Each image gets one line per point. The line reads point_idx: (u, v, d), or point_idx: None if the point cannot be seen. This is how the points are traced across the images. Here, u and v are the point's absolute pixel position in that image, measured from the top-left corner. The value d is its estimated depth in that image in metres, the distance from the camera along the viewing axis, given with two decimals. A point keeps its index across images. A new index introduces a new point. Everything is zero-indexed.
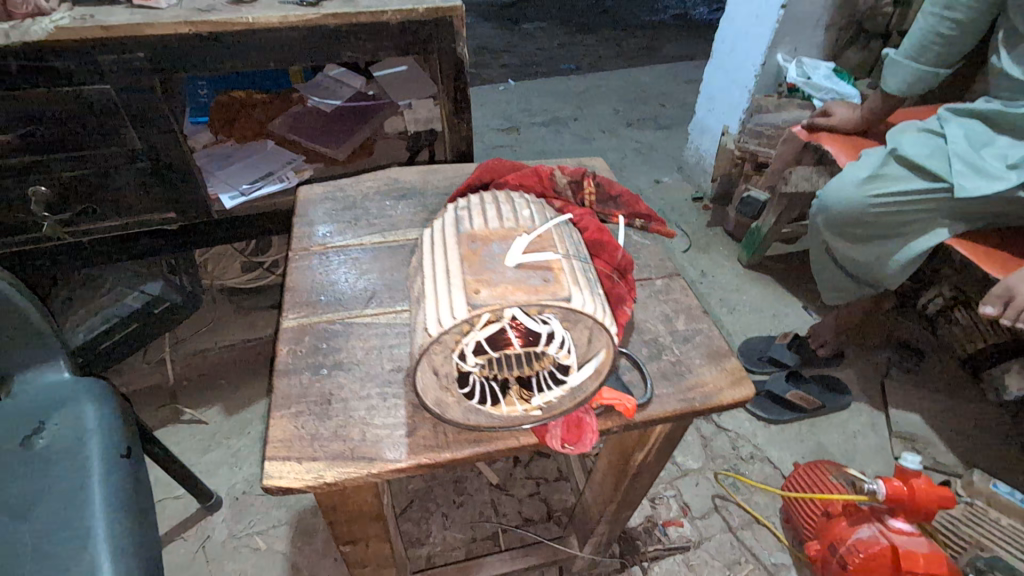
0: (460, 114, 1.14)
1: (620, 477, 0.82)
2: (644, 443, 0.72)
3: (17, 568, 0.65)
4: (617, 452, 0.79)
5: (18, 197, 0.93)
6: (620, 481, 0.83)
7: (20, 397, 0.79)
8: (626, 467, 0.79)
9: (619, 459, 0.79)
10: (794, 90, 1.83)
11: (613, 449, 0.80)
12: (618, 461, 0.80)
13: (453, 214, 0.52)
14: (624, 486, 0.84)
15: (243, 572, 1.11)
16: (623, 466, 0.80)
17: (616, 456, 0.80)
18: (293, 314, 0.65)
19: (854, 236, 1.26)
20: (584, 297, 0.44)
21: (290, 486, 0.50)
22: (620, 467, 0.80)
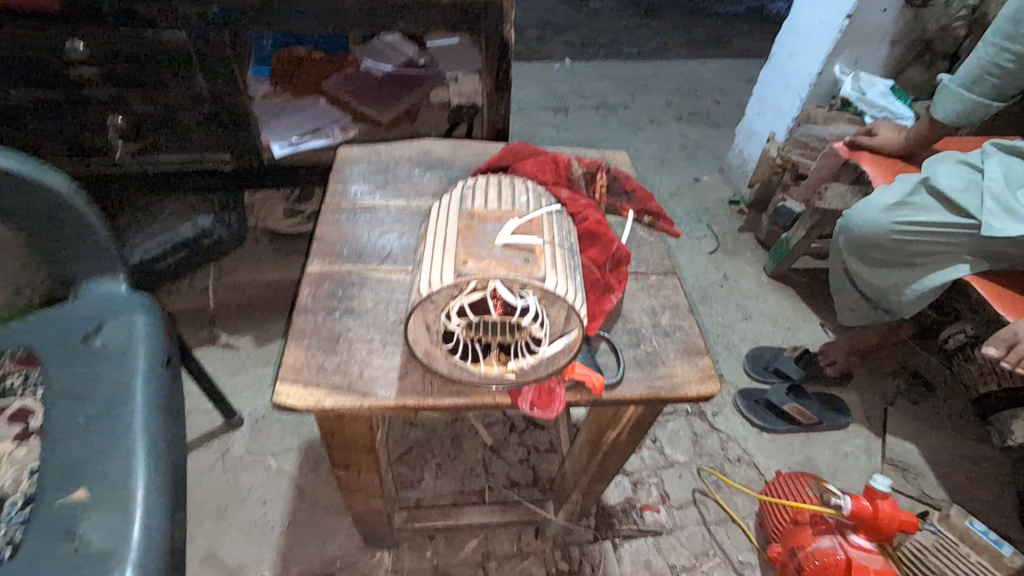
0: (500, 93, 1.19)
1: (592, 453, 0.88)
2: (616, 422, 0.78)
3: (67, 441, 0.77)
4: (586, 434, 0.85)
5: (100, 124, 1.06)
6: (591, 459, 0.90)
7: (82, 301, 0.92)
8: (597, 446, 0.85)
9: (590, 438, 0.85)
10: (847, 104, 1.80)
11: (582, 431, 0.86)
12: (589, 441, 0.86)
13: (459, 190, 0.58)
14: (595, 464, 0.90)
15: (254, 485, 1.25)
16: (592, 445, 0.86)
17: (586, 437, 0.86)
18: (319, 261, 0.73)
19: (874, 261, 1.26)
20: (557, 280, 0.49)
21: (294, 405, 0.58)
22: (591, 446, 0.87)
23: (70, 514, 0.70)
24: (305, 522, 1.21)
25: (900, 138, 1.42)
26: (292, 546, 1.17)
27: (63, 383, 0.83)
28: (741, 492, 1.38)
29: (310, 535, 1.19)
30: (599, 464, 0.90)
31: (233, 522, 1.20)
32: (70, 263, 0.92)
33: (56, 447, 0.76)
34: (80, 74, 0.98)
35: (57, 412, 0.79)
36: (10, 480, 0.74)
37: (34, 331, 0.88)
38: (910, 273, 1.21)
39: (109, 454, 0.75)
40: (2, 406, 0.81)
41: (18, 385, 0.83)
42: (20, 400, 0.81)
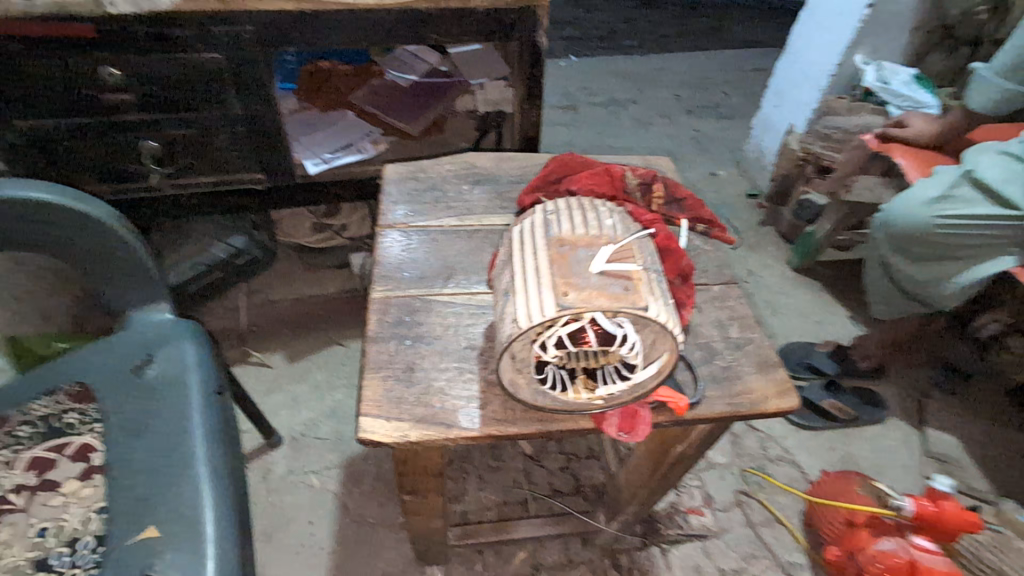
0: (532, 101, 1.18)
1: (653, 466, 0.87)
2: (685, 437, 0.77)
3: (131, 475, 0.76)
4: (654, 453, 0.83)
5: (135, 149, 1.05)
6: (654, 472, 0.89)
7: (131, 331, 0.92)
8: (662, 460, 0.84)
9: (654, 455, 0.84)
10: (868, 94, 1.78)
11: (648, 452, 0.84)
12: (655, 458, 0.84)
13: (540, 216, 0.57)
14: (657, 475, 0.89)
15: (299, 505, 1.24)
16: (659, 461, 0.85)
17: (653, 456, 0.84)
18: (381, 287, 0.72)
19: (915, 254, 1.24)
20: (658, 308, 0.49)
21: (380, 440, 0.57)
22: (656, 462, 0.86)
23: (144, 554, 0.69)
24: (353, 541, 1.20)
25: (933, 129, 1.40)
26: (343, 565, 1.17)
27: (122, 417, 0.81)
28: (785, 491, 1.38)
29: (359, 553, 1.19)
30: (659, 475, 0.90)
31: (281, 543, 1.19)
32: (115, 292, 0.91)
33: (119, 483, 0.75)
34: (116, 99, 0.97)
35: (119, 449, 0.78)
36: (79, 520, 0.72)
37: (86, 364, 0.87)
38: (954, 266, 1.20)
39: (176, 487, 0.75)
40: (63, 443, 0.79)
41: (77, 421, 0.81)
42: (81, 437, 0.79)
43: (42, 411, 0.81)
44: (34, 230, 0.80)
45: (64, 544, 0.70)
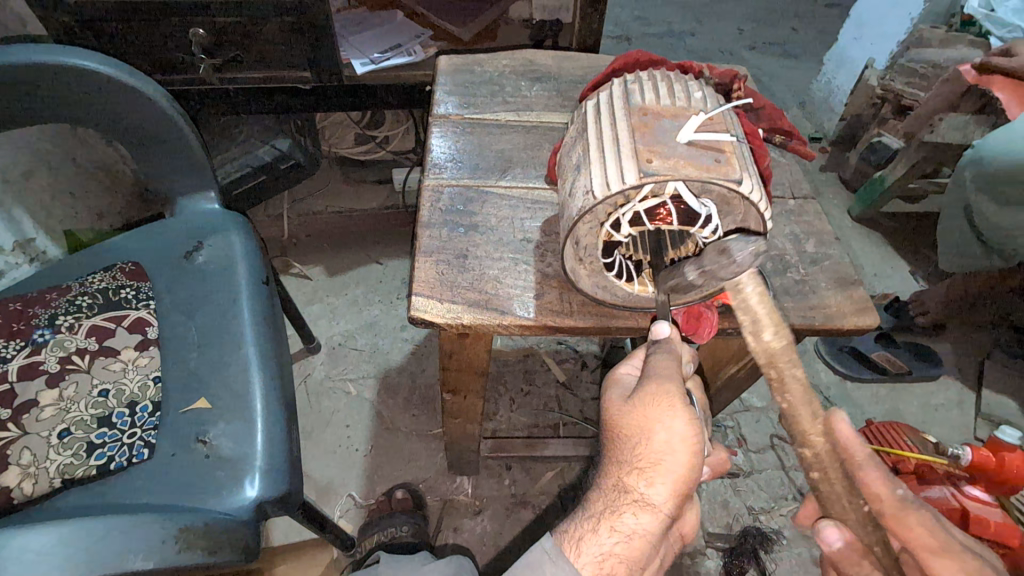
0: (595, 3, 1.07)
1: (869, 509, 0.53)
2: (758, 338, 0.55)
3: (187, 352, 0.78)
4: (819, 449, 0.53)
5: (182, 36, 1.01)
6: (866, 515, 0.54)
7: (181, 217, 0.92)
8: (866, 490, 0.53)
9: (825, 478, 0.54)
10: (968, 24, 1.65)
11: (826, 524, 0.54)
12: (832, 504, 0.55)
13: (622, 86, 0.53)
14: (884, 505, 0.52)
15: (336, 409, 1.27)
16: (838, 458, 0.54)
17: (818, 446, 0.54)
18: (433, 175, 0.69)
19: (1001, 198, 1.23)
20: (751, 184, 0.45)
21: (432, 320, 0.56)
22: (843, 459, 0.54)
23: (197, 421, 0.72)
24: (388, 446, 1.23)
25: None
26: (376, 468, 1.21)
27: (176, 299, 0.83)
28: None
29: (392, 458, 1.22)
30: (879, 514, 0.53)
31: (318, 442, 1.23)
32: (167, 178, 0.90)
33: (177, 358, 0.77)
34: None
35: (175, 326, 0.80)
36: (137, 386, 0.74)
37: (141, 247, 0.89)
38: None
39: (228, 367, 0.76)
40: (120, 316, 0.79)
41: (132, 296, 0.82)
42: (137, 311, 0.80)
43: (99, 284, 0.82)
44: (95, 106, 0.79)
45: (124, 405, 0.72)
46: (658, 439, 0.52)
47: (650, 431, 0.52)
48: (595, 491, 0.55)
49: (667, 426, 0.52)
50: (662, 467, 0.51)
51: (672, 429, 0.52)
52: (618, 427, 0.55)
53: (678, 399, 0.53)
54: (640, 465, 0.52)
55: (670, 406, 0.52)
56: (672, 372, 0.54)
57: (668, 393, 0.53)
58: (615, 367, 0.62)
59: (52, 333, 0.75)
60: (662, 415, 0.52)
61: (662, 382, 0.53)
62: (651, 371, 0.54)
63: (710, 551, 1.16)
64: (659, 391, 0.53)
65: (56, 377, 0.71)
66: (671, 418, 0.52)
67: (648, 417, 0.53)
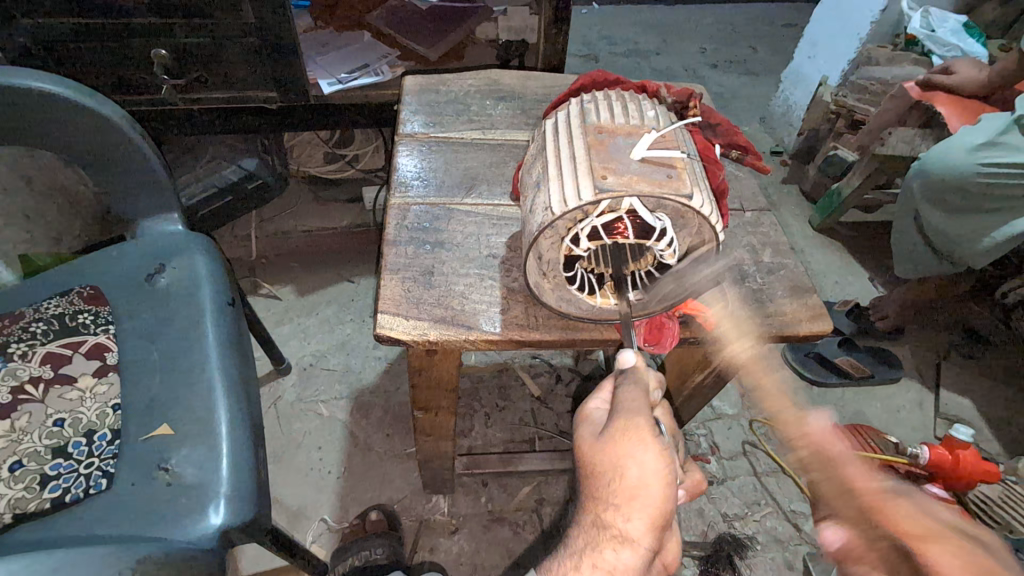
0: (559, 25, 1.10)
1: (864, 502, 0.47)
2: (729, 357, 0.58)
3: (147, 378, 0.76)
4: (804, 452, 0.53)
5: (143, 56, 1.00)
6: (858, 509, 0.47)
7: (142, 239, 0.90)
8: (851, 486, 0.49)
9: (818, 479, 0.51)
10: (911, 44, 1.73)
11: (824, 524, 0.49)
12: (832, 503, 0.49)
13: (579, 105, 0.54)
14: (868, 495, 0.47)
15: (308, 431, 1.25)
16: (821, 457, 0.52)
17: (803, 447, 0.53)
18: (399, 194, 0.70)
19: (949, 207, 1.29)
20: (702, 199, 0.47)
21: (397, 337, 0.56)
22: (827, 458, 0.52)
23: (159, 448, 0.70)
24: (362, 467, 1.21)
25: (979, 77, 1.42)
26: (350, 490, 1.18)
27: (136, 323, 0.81)
28: None
29: (366, 480, 1.20)
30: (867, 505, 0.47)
31: (289, 466, 1.20)
32: (127, 200, 0.89)
33: (137, 384, 0.75)
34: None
35: (135, 350, 0.78)
36: (95, 414, 0.72)
37: (99, 271, 0.86)
38: (988, 224, 1.24)
39: (190, 391, 0.74)
40: (77, 342, 0.77)
41: (90, 321, 0.80)
42: (94, 336, 0.78)
43: (55, 309, 0.80)
44: (51, 128, 0.77)
45: (81, 435, 0.70)
46: (630, 475, 0.50)
47: (622, 468, 0.50)
48: (574, 531, 0.52)
49: (639, 461, 0.50)
50: (638, 503, 0.49)
51: (644, 463, 0.50)
52: (591, 464, 0.53)
53: (648, 431, 0.51)
54: (615, 502, 0.50)
55: (640, 440, 0.51)
56: (640, 402, 0.52)
57: (637, 426, 0.51)
58: (584, 400, 0.61)
59: (4, 362, 0.74)
60: (633, 450, 0.51)
61: (630, 416, 0.52)
62: (620, 405, 0.53)
63: (687, 560, 1.17)
64: (628, 425, 0.51)
65: (7, 408, 0.70)
66: (642, 453, 0.50)
67: (619, 453, 0.51)
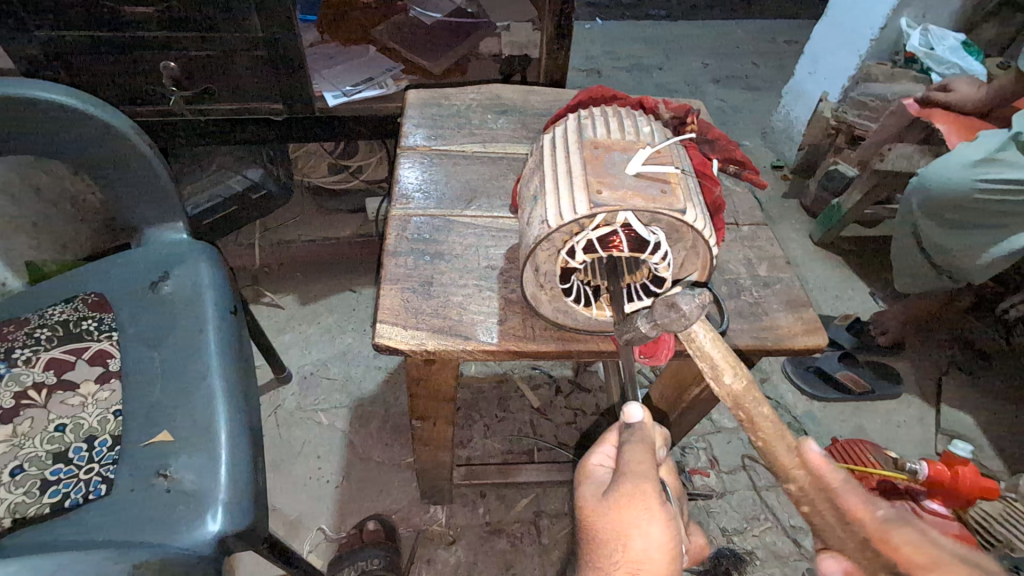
0: (561, 40, 1.12)
1: (866, 534, 0.44)
2: (721, 382, 0.53)
3: (149, 384, 0.76)
4: (802, 483, 0.48)
5: (153, 68, 1.02)
6: (861, 544, 0.44)
7: (147, 248, 0.91)
8: (850, 517, 0.45)
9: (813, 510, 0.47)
10: (911, 61, 1.74)
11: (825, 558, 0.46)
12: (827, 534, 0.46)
13: (576, 121, 0.56)
14: (867, 528, 0.44)
15: (307, 440, 1.25)
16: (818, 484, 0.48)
17: (798, 477, 0.49)
18: (401, 205, 0.71)
19: (948, 223, 1.30)
20: (695, 214, 0.48)
21: (396, 347, 0.57)
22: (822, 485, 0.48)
23: (158, 455, 0.70)
24: (360, 477, 1.21)
25: (978, 95, 1.43)
26: (348, 499, 1.18)
27: (139, 330, 0.82)
28: None
29: (364, 489, 1.20)
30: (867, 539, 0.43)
31: (287, 474, 1.20)
32: (133, 209, 0.90)
33: (139, 390, 0.76)
34: (136, 11, 0.93)
35: (138, 357, 0.79)
36: (96, 420, 0.73)
37: (104, 278, 0.88)
38: (987, 238, 1.25)
39: (191, 398, 0.75)
40: (80, 348, 0.78)
41: (94, 328, 0.81)
42: (98, 343, 0.79)
43: (59, 316, 0.81)
44: (62, 138, 0.79)
45: (82, 440, 0.71)
46: (635, 545, 0.51)
47: (627, 536, 0.51)
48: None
49: (643, 531, 0.51)
50: (641, 575, 0.49)
51: (649, 534, 0.51)
52: (594, 530, 0.54)
53: (654, 500, 0.52)
54: (618, 572, 0.50)
55: (646, 509, 0.51)
56: (646, 470, 0.54)
57: (643, 495, 0.52)
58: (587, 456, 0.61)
59: (8, 367, 0.74)
60: (639, 520, 0.51)
61: (638, 483, 0.52)
62: (626, 469, 0.53)
63: None
64: (634, 493, 0.52)
65: (10, 412, 0.70)
66: (647, 522, 0.51)
67: (624, 521, 0.52)
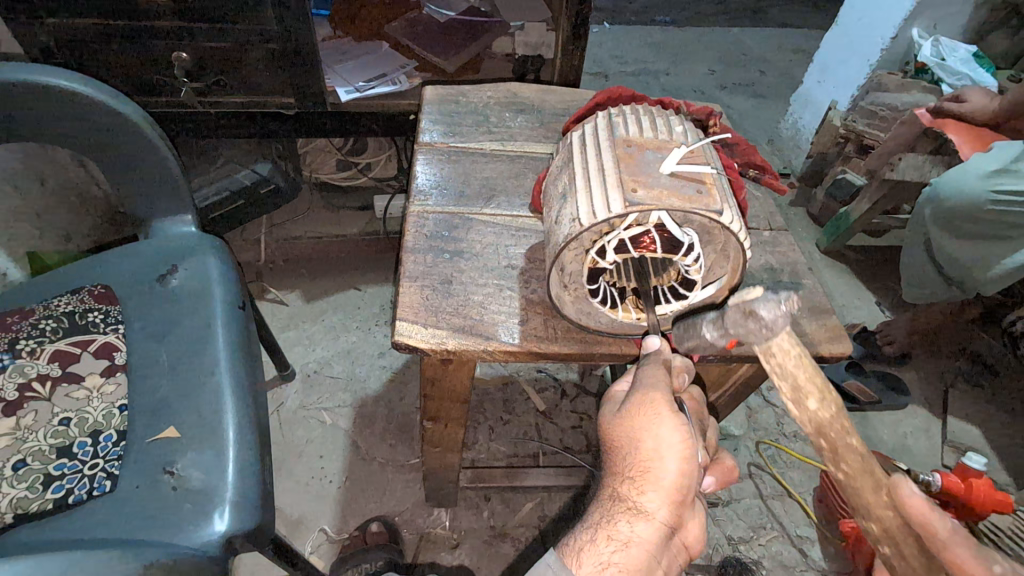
0: (577, 41, 1.11)
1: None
2: (801, 405, 0.54)
3: (155, 379, 0.75)
4: (853, 468, 0.53)
5: (165, 59, 1.00)
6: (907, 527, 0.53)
7: (155, 240, 0.90)
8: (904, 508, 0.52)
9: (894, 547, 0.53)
10: (920, 72, 1.73)
11: None
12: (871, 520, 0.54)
13: (606, 119, 0.55)
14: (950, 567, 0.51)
15: (309, 439, 1.24)
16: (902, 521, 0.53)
17: (888, 516, 0.53)
18: (419, 202, 0.70)
19: (960, 233, 1.29)
20: (731, 215, 0.47)
21: (415, 345, 0.55)
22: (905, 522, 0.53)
23: (165, 451, 0.68)
24: (363, 478, 1.20)
25: (991, 106, 1.43)
26: (351, 500, 1.16)
27: (146, 323, 0.80)
28: (798, 467, 1.34)
29: (367, 490, 1.18)
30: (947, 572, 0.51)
31: (289, 473, 1.19)
32: (142, 199, 0.89)
33: (145, 385, 0.74)
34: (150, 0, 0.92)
35: (144, 351, 0.77)
36: (101, 414, 0.71)
37: (111, 269, 0.86)
38: (1000, 250, 1.24)
39: (199, 393, 0.74)
40: (86, 340, 0.77)
41: (100, 321, 0.79)
42: (104, 336, 0.78)
43: (64, 307, 0.79)
44: (73, 126, 0.78)
45: (87, 435, 0.69)
46: (646, 447, 0.52)
47: (637, 441, 0.52)
48: (594, 505, 0.55)
49: (653, 434, 0.52)
50: (653, 477, 0.51)
51: (659, 437, 0.51)
52: (613, 437, 0.56)
53: (664, 406, 0.52)
54: (632, 474, 0.53)
55: (656, 416, 0.52)
56: (658, 379, 0.53)
57: (653, 401, 0.52)
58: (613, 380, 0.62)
59: (11, 358, 0.73)
60: (649, 424, 0.52)
61: (648, 391, 0.53)
62: (638, 380, 0.54)
63: None
64: (644, 400, 0.53)
65: (13, 405, 0.69)
66: (657, 426, 0.52)
67: (636, 428, 0.53)
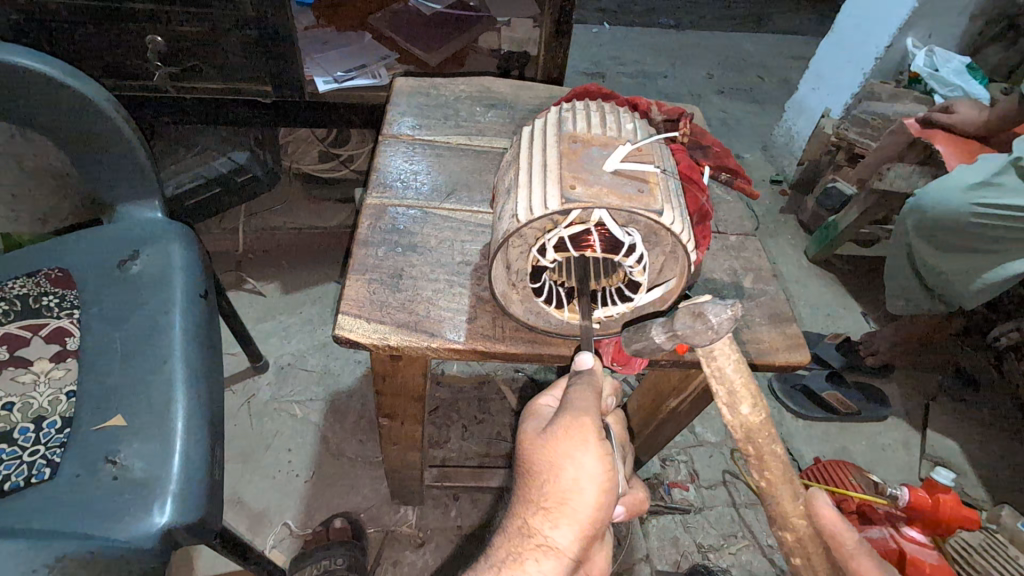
0: (561, 38, 1.10)
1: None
2: (735, 410, 0.53)
3: (105, 366, 0.73)
4: (802, 532, 0.52)
5: (137, 41, 0.99)
6: None
7: (118, 224, 0.88)
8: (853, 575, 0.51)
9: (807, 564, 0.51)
10: (913, 82, 1.73)
11: None
12: None
13: (557, 114, 0.54)
14: None
15: (279, 432, 1.22)
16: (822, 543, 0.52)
17: (800, 529, 0.52)
18: (377, 194, 0.68)
19: (942, 244, 1.28)
20: (672, 216, 0.45)
21: (357, 340, 0.54)
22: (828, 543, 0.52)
23: (108, 440, 0.67)
24: (330, 472, 1.18)
25: (979, 118, 1.41)
26: (317, 494, 1.15)
27: (101, 308, 0.78)
28: None
29: (334, 485, 1.17)
30: None
31: (256, 466, 1.17)
32: (107, 184, 0.87)
33: (94, 371, 0.73)
34: None
35: (96, 336, 0.76)
36: (47, 400, 0.70)
37: (70, 253, 0.84)
38: (982, 263, 1.23)
39: (149, 382, 0.72)
40: (38, 324, 0.76)
41: (54, 305, 0.78)
42: (57, 321, 0.77)
43: (19, 291, 0.79)
44: (33, 105, 0.76)
45: (30, 420, 0.69)
46: (566, 476, 0.48)
47: (558, 471, 0.49)
48: (500, 533, 0.51)
49: (576, 463, 0.48)
50: (570, 511, 0.48)
51: (581, 465, 0.48)
52: (530, 462, 0.52)
53: (593, 432, 0.49)
54: (547, 504, 0.49)
55: (581, 441, 0.49)
56: (590, 405, 0.50)
57: (582, 426, 0.49)
58: (537, 395, 0.60)
59: None
60: (572, 451, 0.49)
61: (576, 415, 0.49)
62: (568, 401, 0.50)
63: None
64: (572, 422, 0.49)
65: None
66: (580, 452, 0.48)
67: (558, 451, 0.49)
